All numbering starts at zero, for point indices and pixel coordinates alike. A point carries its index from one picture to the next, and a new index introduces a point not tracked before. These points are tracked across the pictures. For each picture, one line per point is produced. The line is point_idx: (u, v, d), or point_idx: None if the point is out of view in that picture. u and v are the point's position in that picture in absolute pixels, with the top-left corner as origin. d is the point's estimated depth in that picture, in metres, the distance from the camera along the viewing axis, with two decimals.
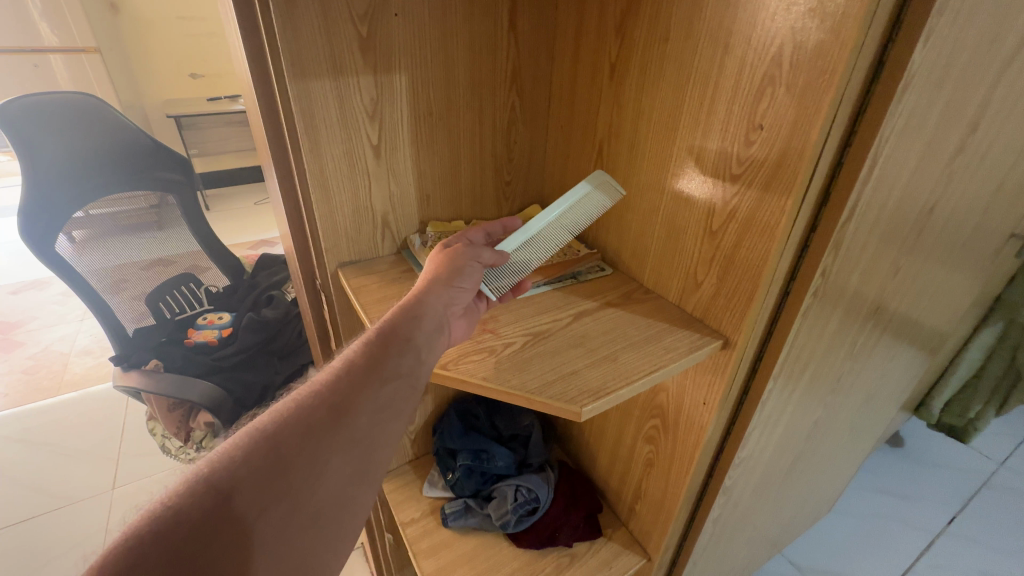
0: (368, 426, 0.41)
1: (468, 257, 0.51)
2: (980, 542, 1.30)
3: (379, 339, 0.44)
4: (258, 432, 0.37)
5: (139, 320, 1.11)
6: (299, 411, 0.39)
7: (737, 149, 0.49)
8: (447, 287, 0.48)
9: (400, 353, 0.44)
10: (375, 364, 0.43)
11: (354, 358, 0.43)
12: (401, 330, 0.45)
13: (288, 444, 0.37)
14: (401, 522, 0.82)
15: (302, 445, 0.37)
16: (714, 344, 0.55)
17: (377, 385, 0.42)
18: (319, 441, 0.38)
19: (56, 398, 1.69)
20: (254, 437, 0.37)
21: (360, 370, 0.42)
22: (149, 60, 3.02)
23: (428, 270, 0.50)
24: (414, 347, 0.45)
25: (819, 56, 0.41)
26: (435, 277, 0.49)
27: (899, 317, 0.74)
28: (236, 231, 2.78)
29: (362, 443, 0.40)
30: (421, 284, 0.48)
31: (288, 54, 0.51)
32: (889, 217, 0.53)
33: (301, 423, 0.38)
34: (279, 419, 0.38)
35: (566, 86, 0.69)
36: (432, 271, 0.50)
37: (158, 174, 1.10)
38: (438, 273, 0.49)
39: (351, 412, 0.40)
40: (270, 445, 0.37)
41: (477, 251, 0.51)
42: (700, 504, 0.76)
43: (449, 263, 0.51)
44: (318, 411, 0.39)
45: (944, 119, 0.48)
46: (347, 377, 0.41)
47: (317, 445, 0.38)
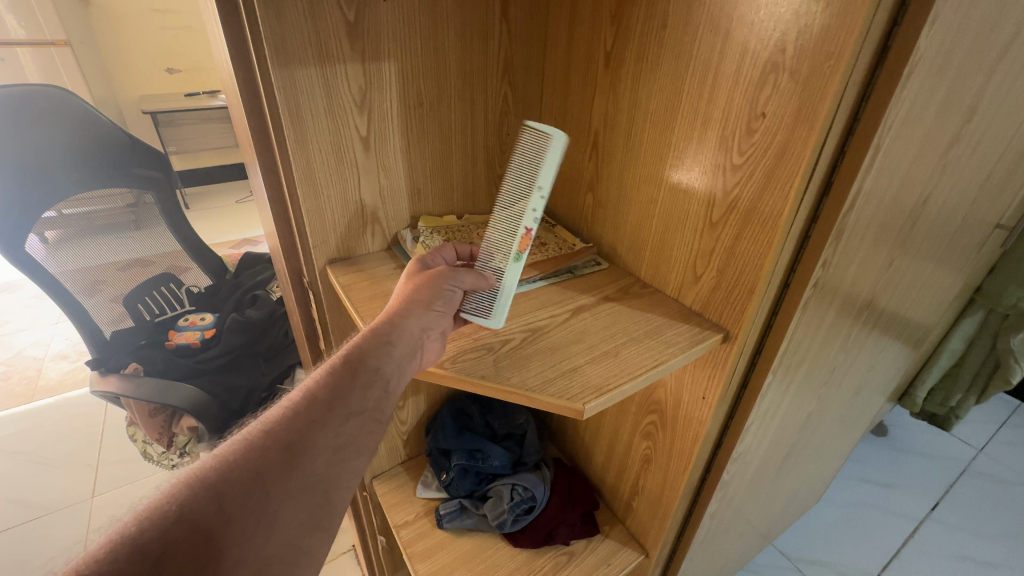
0: (325, 467, 0.39)
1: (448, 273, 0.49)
2: (963, 527, 1.33)
3: (341, 369, 0.43)
4: (198, 480, 0.35)
5: (116, 322, 1.06)
6: (248, 452, 0.37)
7: (738, 139, 0.48)
8: (423, 307, 0.46)
9: (361, 383, 0.43)
10: (336, 397, 0.42)
11: (316, 390, 0.42)
12: (368, 358, 0.44)
13: (237, 488, 0.35)
14: (394, 525, 0.81)
15: (252, 492, 0.36)
16: (715, 338, 0.55)
17: (338, 420, 0.41)
18: (269, 486, 0.36)
19: (31, 404, 1.63)
20: (193, 486, 0.34)
21: (322, 403, 0.41)
22: (124, 55, 2.93)
23: (403, 293, 0.48)
24: (379, 377, 0.44)
25: (824, 41, 0.40)
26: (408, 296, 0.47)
27: (891, 309, 0.74)
28: (217, 231, 2.71)
29: (318, 485, 0.38)
30: (395, 305, 0.46)
31: (271, 39, 0.49)
32: (887, 207, 0.53)
33: (248, 467, 0.36)
34: (223, 465, 0.36)
35: (558, 76, 0.67)
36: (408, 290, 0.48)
37: (135, 172, 1.06)
38: (414, 293, 0.47)
39: (307, 452, 0.38)
40: (211, 493, 0.34)
41: (457, 275, 0.48)
42: (698, 498, 0.76)
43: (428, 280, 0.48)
44: (268, 453, 0.37)
45: (943, 106, 0.48)
46: (307, 412, 0.40)
47: (266, 490, 0.36)
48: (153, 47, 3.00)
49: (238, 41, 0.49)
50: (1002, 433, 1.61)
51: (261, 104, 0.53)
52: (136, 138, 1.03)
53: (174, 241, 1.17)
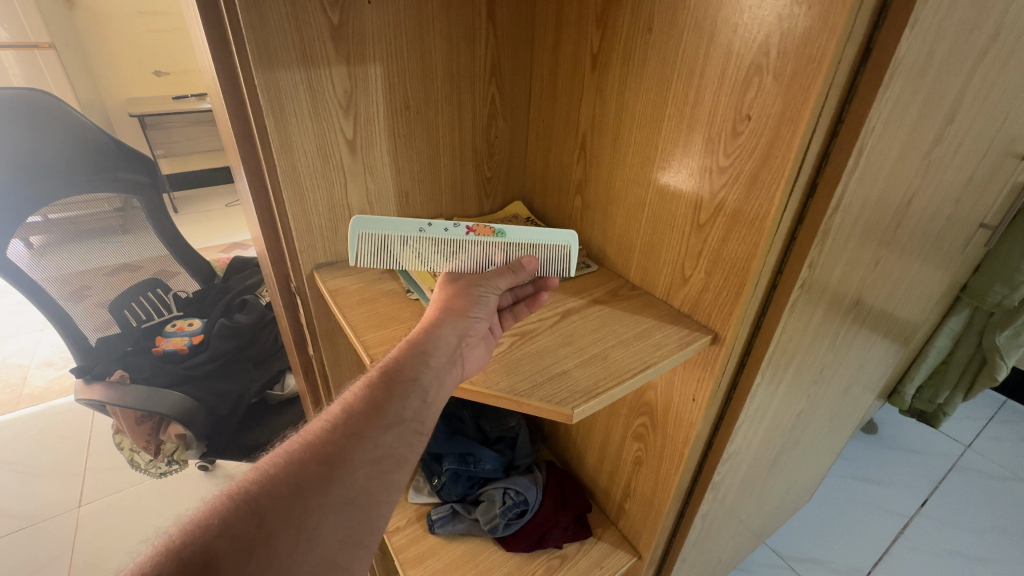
0: (364, 480, 0.37)
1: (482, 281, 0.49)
2: (952, 523, 1.34)
3: (380, 379, 0.41)
4: (239, 494, 0.34)
5: (103, 329, 1.05)
6: (287, 464, 0.36)
7: (724, 141, 0.49)
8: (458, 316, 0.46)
9: (400, 392, 0.41)
10: (375, 407, 0.40)
11: (354, 401, 0.40)
12: (406, 367, 0.42)
13: (273, 504, 0.34)
14: (386, 531, 0.80)
15: (289, 507, 0.34)
16: (704, 339, 0.55)
17: (376, 432, 0.39)
18: (307, 499, 0.34)
19: (15, 413, 1.60)
20: (234, 500, 0.34)
21: (360, 414, 0.39)
22: (109, 57, 2.89)
23: (439, 303, 0.48)
24: (417, 386, 0.42)
25: (805, 44, 0.40)
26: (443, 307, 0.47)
27: (877, 308, 0.75)
28: (205, 234, 2.68)
29: (357, 498, 0.36)
30: (432, 315, 0.46)
31: (253, 44, 0.48)
32: (872, 208, 0.54)
33: (287, 479, 0.35)
34: (262, 478, 0.35)
35: (546, 78, 0.67)
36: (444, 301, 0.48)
37: (121, 176, 1.03)
38: (450, 302, 0.47)
39: (346, 465, 0.36)
40: (251, 507, 0.33)
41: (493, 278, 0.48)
42: (690, 499, 0.76)
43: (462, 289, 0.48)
44: (306, 464, 0.36)
45: (925, 107, 0.48)
46: (345, 424, 0.38)
47: (305, 503, 0.34)
48: (139, 50, 2.97)
49: (220, 44, 0.48)
50: (987, 428, 1.63)
51: (245, 108, 0.52)
52: (121, 141, 1.01)
53: (161, 246, 1.15)
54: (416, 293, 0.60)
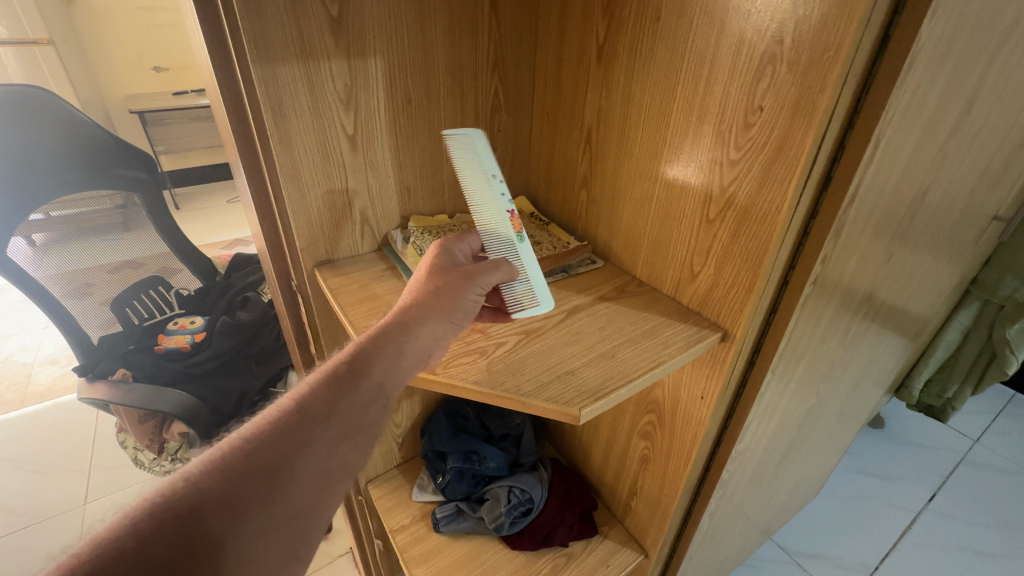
0: (314, 489, 0.36)
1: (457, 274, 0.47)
2: (959, 517, 1.33)
3: (342, 376, 0.40)
4: (177, 493, 0.32)
5: (105, 327, 1.03)
6: (233, 463, 0.35)
7: (735, 133, 0.47)
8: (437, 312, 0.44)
9: (361, 396, 0.40)
10: (336, 408, 0.39)
11: (315, 393, 0.39)
12: (374, 362, 0.41)
13: (221, 492, 0.33)
14: (391, 529, 0.79)
15: (237, 497, 0.34)
16: (713, 337, 0.54)
17: (334, 429, 0.38)
18: (255, 506, 0.34)
19: (21, 410, 1.61)
20: (172, 499, 0.32)
21: (320, 407, 0.38)
22: (107, 53, 2.88)
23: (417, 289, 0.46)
24: (378, 389, 0.41)
25: (821, 30, 0.38)
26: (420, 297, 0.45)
27: (889, 303, 0.73)
28: (207, 231, 2.68)
29: (306, 507, 0.36)
30: (408, 303, 0.45)
31: (250, 37, 0.47)
32: (887, 201, 0.52)
33: (233, 483, 0.34)
34: (205, 477, 0.33)
35: (550, 70, 0.65)
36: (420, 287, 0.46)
37: (120, 172, 1.02)
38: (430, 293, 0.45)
39: (298, 458, 0.36)
40: (192, 510, 0.32)
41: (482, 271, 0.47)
42: (697, 497, 0.75)
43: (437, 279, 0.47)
44: (254, 467, 0.35)
45: (944, 97, 0.46)
46: (303, 415, 0.38)
47: (253, 510, 0.34)
48: (138, 45, 2.95)
49: (215, 36, 0.47)
50: (995, 422, 1.62)
51: (242, 103, 0.51)
52: (120, 137, 1.00)
53: (162, 242, 1.14)
54: None
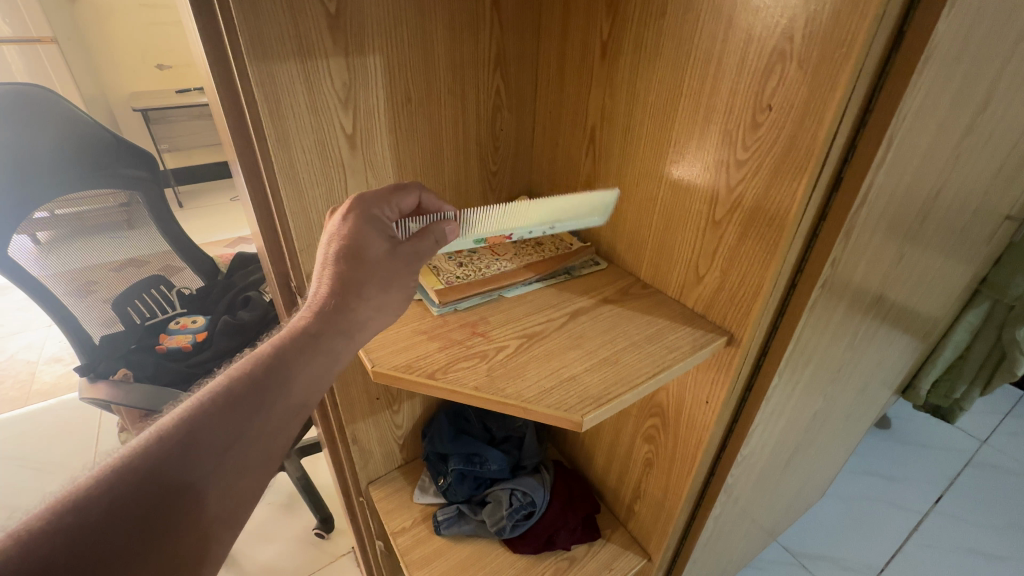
0: (226, 498, 0.36)
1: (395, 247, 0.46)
2: (967, 520, 1.32)
3: (257, 377, 0.40)
4: (72, 509, 0.30)
5: (106, 326, 1.03)
6: (135, 473, 0.33)
7: (742, 132, 0.46)
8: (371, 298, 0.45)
9: (276, 401, 0.40)
10: (253, 412, 0.39)
11: (245, 380, 0.40)
12: (298, 356, 0.42)
13: (164, 474, 0.34)
14: (391, 532, 0.79)
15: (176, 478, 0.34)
16: (719, 341, 0.52)
17: (264, 417, 0.39)
18: (161, 520, 0.32)
19: (25, 408, 1.61)
20: (66, 516, 0.30)
21: (250, 395, 0.39)
22: (110, 50, 2.87)
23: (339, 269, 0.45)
24: (292, 394, 0.42)
25: (834, 26, 0.37)
26: (346, 275, 0.44)
27: (899, 305, 0.72)
28: (209, 229, 2.68)
29: (216, 517, 0.35)
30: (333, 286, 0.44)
31: (246, 35, 0.46)
32: (898, 202, 0.51)
33: (136, 496, 0.32)
34: (104, 490, 0.32)
35: (553, 67, 0.64)
36: (347, 259, 0.45)
37: (121, 171, 1.01)
38: (358, 276, 0.45)
39: (229, 447, 0.37)
40: (89, 527, 0.30)
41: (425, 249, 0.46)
42: (701, 502, 0.74)
43: (373, 254, 0.45)
44: (160, 478, 0.33)
45: (959, 94, 0.45)
46: (235, 402, 0.38)
47: (159, 526, 0.32)
48: (141, 43, 2.95)
49: (210, 34, 0.46)
50: (1004, 423, 1.60)
51: (238, 102, 0.50)
52: (121, 136, 0.99)
53: (164, 242, 1.13)
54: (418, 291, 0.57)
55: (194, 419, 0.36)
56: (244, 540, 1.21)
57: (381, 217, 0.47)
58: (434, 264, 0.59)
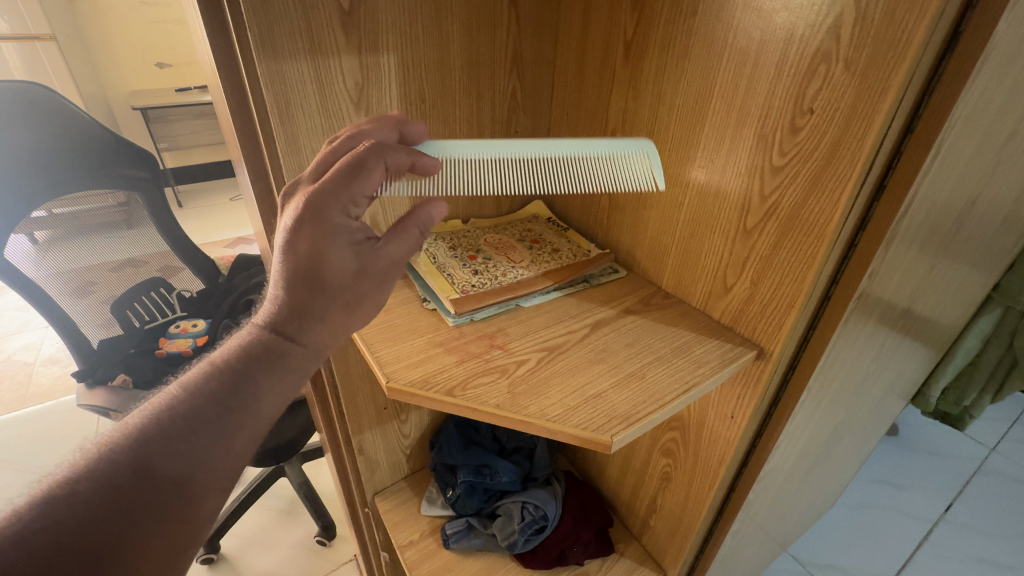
0: (190, 524, 0.34)
1: (365, 262, 0.40)
2: (980, 529, 1.29)
3: (222, 395, 0.36)
4: (21, 538, 0.28)
5: (105, 328, 1.01)
6: (91, 500, 0.30)
7: (780, 137, 0.43)
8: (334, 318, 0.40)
9: (245, 422, 0.37)
10: (217, 436, 0.35)
11: (203, 398, 0.36)
12: (262, 373, 0.38)
13: (127, 494, 0.32)
14: (398, 546, 0.76)
15: (138, 499, 0.32)
16: (749, 355, 0.50)
17: (226, 440, 0.36)
18: (115, 557, 0.30)
19: (22, 410, 1.58)
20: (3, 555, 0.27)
21: (209, 416, 0.35)
22: (110, 49, 2.85)
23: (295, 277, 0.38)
24: (263, 413, 0.38)
25: (887, 26, 0.35)
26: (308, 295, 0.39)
27: (925, 315, 0.70)
28: (209, 229, 2.66)
29: (178, 546, 0.33)
30: (292, 295, 0.38)
31: (256, 30, 0.43)
32: (937, 211, 0.49)
33: (81, 534, 0.29)
34: (42, 528, 0.29)
35: (572, 69, 0.62)
36: (305, 279, 0.38)
37: (122, 171, 0.98)
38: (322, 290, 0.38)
39: (189, 472, 0.34)
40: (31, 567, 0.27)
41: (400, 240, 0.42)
42: (720, 518, 0.71)
43: (338, 267, 0.39)
44: (112, 511, 0.31)
45: (1008, 97, 0.43)
46: (193, 422, 0.35)
47: (115, 556, 0.30)
48: (141, 42, 2.93)
49: (219, 31, 0.44)
50: (1014, 430, 1.58)
51: (247, 101, 0.47)
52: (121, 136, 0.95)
53: (164, 242, 1.08)
54: (432, 302, 0.55)
55: (146, 445, 0.33)
56: (243, 548, 1.19)
57: (345, 225, 0.39)
58: (448, 272, 0.56)
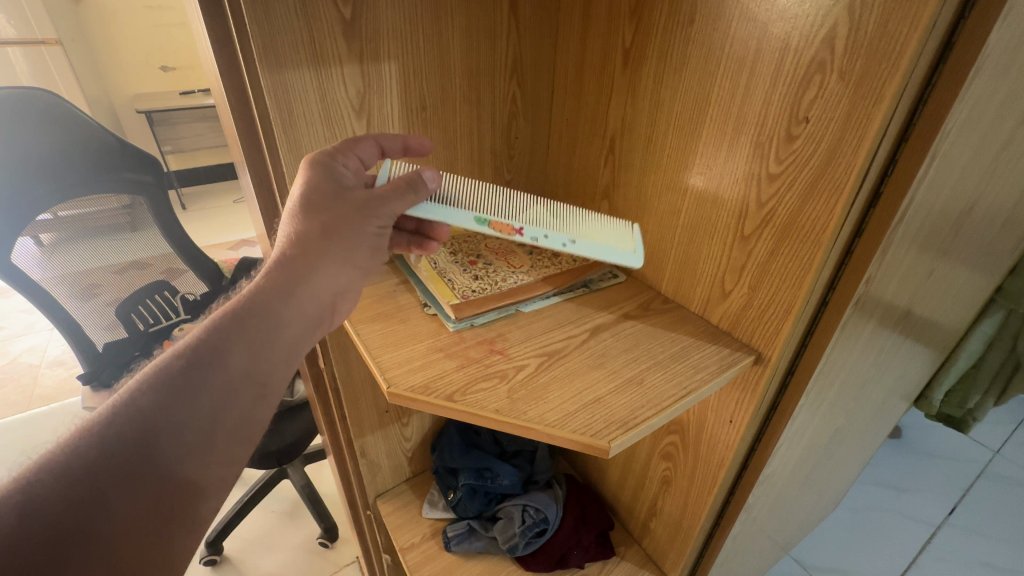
0: (169, 492, 0.33)
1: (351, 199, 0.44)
2: (984, 533, 1.29)
3: (196, 355, 0.37)
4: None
5: (109, 330, 1.02)
6: (66, 473, 0.31)
7: (776, 145, 0.44)
8: (335, 258, 0.43)
9: (217, 379, 0.37)
10: (212, 397, 0.36)
11: (180, 356, 0.37)
12: (241, 328, 0.39)
13: (101, 463, 0.32)
14: (400, 548, 0.77)
15: (111, 466, 0.32)
16: (746, 361, 0.51)
17: (199, 394, 0.36)
18: (93, 526, 0.30)
19: (27, 412, 1.59)
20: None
21: (182, 371, 0.36)
22: (115, 53, 2.88)
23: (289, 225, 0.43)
24: (238, 371, 0.38)
25: (880, 37, 0.35)
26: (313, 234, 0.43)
27: (925, 318, 0.70)
28: (213, 232, 2.67)
29: (160, 515, 0.33)
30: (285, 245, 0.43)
31: (259, 41, 0.44)
32: (935, 217, 0.49)
33: (57, 503, 0.30)
34: (18, 501, 0.29)
35: (572, 75, 0.62)
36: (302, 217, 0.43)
37: (126, 175, 0.97)
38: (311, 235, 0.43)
39: (160, 433, 0.34)
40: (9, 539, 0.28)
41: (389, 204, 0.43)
42: (720, 521, 0.72)
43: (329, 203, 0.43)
44: (88, 481, 0.31)
45: (1003, 104, 0.43)
46: (166, 379, 0.36)
47: (92, 526, 0.30)
48: (145, 46, 2.96)
49: (223, 42, 0.44)
50: (1018, 433, 1.58)
51: (250, 110, 0.48)
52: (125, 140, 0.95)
53: (168, 245, 1.08)
54: (433, 307, 0.55)
55: (136, 415, 0.34)
56: (246, 550, 1.19)
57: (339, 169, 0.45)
58: (449, 278, 0.57)
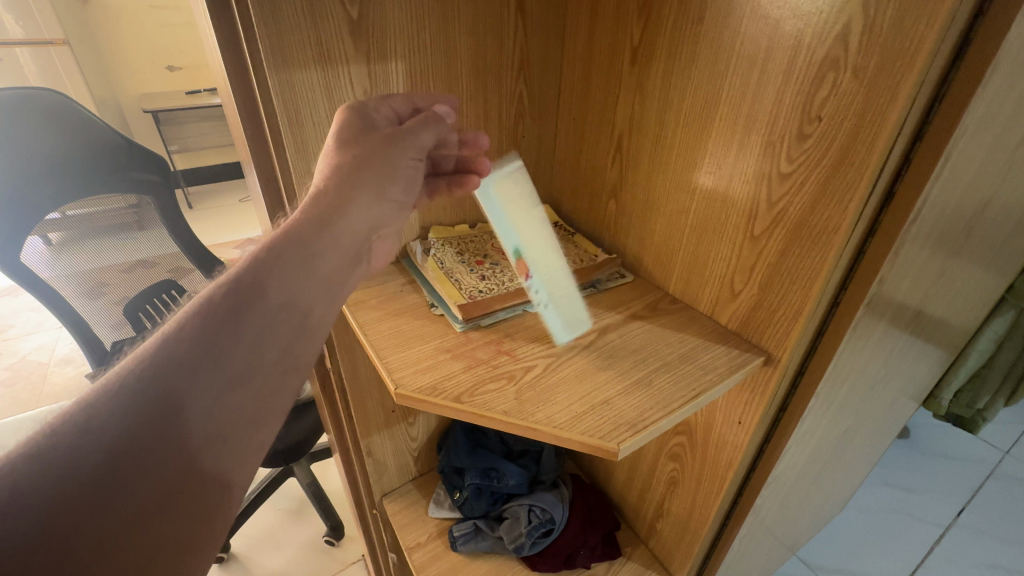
0: (212, 441, 0.31)
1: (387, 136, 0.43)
2: (993, 534, 1.28)
3: (231, 293, 0.34)
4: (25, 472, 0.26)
5: (117, 328, 1.03)
6: (101, 426, 0.28)
7: (788, 144, 0.43)
8: (371, 188, 0.42)
9: (257, 315, 0.34)
10: (254, 336, 0.34)
11: (216, 291, 0.34)
12: (279, 261, 0.37)
13: (138, 411, 0.29)
14: (407, 547, 0.77)
15: (151, 412, 0.29)
16: (757, 361, 0.50)
17: (241, 329, 0.33)
18: (133, 484, 0.27)
19: (36, 409, 1.60)
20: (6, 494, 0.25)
21: (221, 305, 0.34)
22: (122, 52, 2.89)
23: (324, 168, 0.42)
24: (277, 305, 0.36)
25: (896, 35, 0.35)
26: (345, 166, 0.41)
27: (935, 319, 0.69)
28: (220, 230, 2.69)
29: (205, 467, 0.30)
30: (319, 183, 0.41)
31: (267, 42, 0.44)
32: (947, 217, 0.48)
33: (95, 461, 0.27)
34: (48, 464, 0.26)
35: (578, 74, 0.62)
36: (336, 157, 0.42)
37: (133, 175, 0.98)
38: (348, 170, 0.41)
39: (201, 374, 0.31)
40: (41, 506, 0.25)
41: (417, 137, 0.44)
42: (728, 522, 0.71)
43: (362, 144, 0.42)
44: (125, 436, 0.28)
45: (1019, 102, 0.42)
46: (205, 316, 0.33)
47: (133, 482, 0.27)
48: (152, 46, 2.97)
49: (230, 43, 0.44)
50: None
51: (257, 111, 0.48)
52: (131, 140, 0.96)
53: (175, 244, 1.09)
54: (440, 307, 0.55)
55: (165, 369, 0.30)
56: (252, 548, 1.20)
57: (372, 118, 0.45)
58: (455, 278, 0.57)
